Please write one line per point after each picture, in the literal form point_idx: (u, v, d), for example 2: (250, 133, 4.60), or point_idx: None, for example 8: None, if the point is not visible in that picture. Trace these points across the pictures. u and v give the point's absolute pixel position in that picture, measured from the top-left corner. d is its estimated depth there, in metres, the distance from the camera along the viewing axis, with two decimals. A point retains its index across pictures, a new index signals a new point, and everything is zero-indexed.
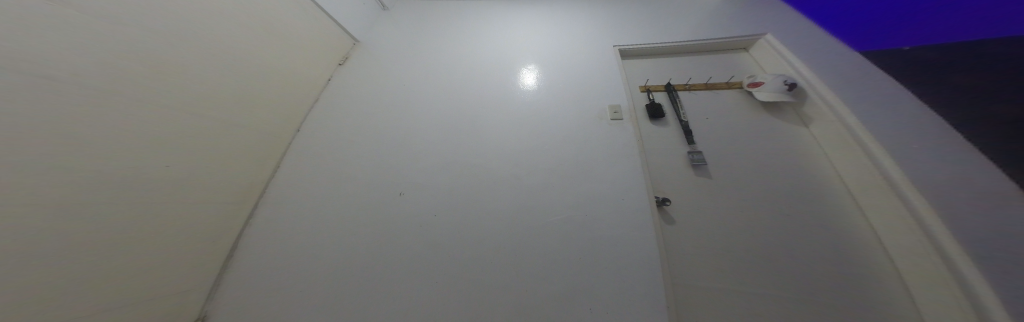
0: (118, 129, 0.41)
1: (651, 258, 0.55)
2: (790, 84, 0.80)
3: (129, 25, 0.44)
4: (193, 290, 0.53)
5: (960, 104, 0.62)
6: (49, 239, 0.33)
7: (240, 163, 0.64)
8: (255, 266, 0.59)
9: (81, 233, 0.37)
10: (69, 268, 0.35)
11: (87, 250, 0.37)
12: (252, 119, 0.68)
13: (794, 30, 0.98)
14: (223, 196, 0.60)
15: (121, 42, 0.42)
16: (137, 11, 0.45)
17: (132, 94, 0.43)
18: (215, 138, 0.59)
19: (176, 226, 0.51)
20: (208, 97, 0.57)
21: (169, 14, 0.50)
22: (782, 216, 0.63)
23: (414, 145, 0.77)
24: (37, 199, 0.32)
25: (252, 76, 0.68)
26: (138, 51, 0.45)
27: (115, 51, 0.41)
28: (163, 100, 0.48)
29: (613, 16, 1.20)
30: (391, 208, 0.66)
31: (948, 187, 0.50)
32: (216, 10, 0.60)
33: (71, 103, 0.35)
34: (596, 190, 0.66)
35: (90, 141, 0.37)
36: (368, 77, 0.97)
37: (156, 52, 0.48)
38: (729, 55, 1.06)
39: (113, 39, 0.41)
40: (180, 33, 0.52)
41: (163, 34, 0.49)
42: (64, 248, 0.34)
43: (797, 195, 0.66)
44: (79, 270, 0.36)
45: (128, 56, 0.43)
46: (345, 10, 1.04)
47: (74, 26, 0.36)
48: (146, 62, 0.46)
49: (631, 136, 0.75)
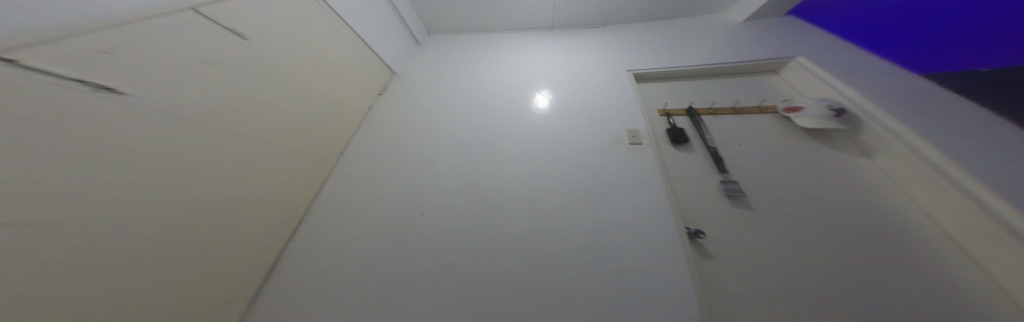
0: (197, 151, 0.48)
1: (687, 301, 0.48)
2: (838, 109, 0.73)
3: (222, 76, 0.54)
4: (236, 301, 0.56)
5: None
6: (119, 248, 0.37)
7: (296, 184, 0.72)
8: (286, 277, 0.63)
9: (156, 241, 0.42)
10: (132, 275, 0.39)
11: (148, 262, 0.41)
12: (310, 146, 0.79)
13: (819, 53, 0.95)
14: (276, 213, 0.66)
15: (215, 89, 0.53)
16: (233, 56, 0.57)
17: (219, 128, 0.53)
18: (280, 161, 0.68)
19: (240, 242, 0.57)
20: (280, 128, 0.68)
21: (254, 64, 0.62)
22: (846, 259, 0.54)
23: (435, 166, 0.83)
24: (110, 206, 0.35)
25: (312, 107, 0.80)
26: (228, 95, 0.55)
27: (204, 93, 0.51)
28: (244, 133, 0.58)
29: (626, 43, 1.26)
30: (410, 227, 0.68)
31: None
32: (291, 55, 0.74)
33: (151, 124, 0.41)
34: (617, 218, 0.63)
35: (172, 159, 0.44)
36: (401, 103, 1.11)
37: (243, 94, 0.59)
38: (755, 77, 1.03)
39: (205, 85, 0.51)
40: (262, 77, 0.63)
41: (246, 78, 0.60)
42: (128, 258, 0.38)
43: (859, 235, 0.57)
44: (142, 279, 0.40)
45: (218, 97, 0.53)
46: (386, 49, 1.23)
47: (176, 65, 0.46)
48: (234, 103, 0.56)
49: (652, 162, 0.73)
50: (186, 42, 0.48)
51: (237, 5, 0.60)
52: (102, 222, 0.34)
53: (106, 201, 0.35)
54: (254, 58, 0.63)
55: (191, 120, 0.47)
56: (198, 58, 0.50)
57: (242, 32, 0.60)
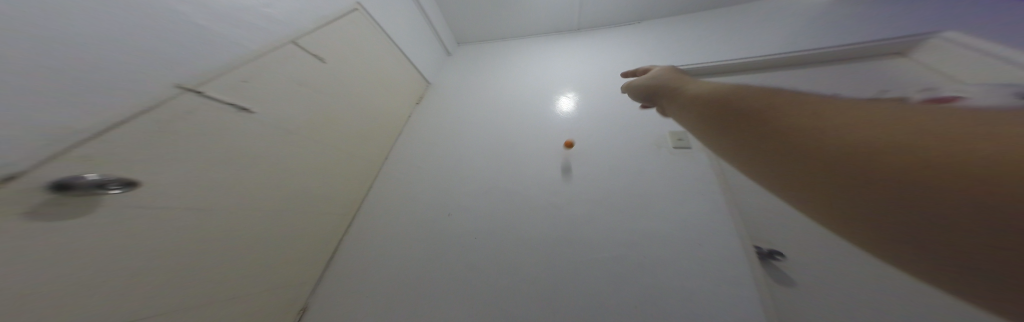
0: (284, 155, 0.60)
1: None
2: None
3: (306, 94, 0.67)
4: (303, 280, 0.66)
5: None
6: (227, 228, 0.48)
7: (354, 182, 0.84)
8: (340, 262, 0.73)
9: (251, 229, 0.52)
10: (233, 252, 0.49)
11: (246, 242, 0.52)
12: (367, 149, 0.91)
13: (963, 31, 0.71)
14: (338, 207, 0.77)
15: (300, 103, 0.65)
16: (316, 78, 0.70)
17: (302, 135, 0.65)
18: (343, 162, 0.80)
19: (309, 230, 0.68)
20: (345, 135, 0.81)
21: (328, 82, 0.75)
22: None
23: (463, 168, 0.87)
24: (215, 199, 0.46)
25: (368, 116, 0.93)
26: (309, 109, 0.68)
27: (294, 108, 0.63)
28: (319, 139, 0.71)
29: (668, 37, 1.13)
30: (440, 225, 0.73)
31: None
32: (354, 73, 0.87)
33: (251, 134, 0.52)
34: (658, 232, 0.56)
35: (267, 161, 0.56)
36: (434, 110, 1.21)
37: (319, 108, 0.71)
38: (857, 65, 0.81)
39: (294, 101, 0.63)
40: (332, 93, 0.76)
41: (321, 94, 0.72)
42: (229, 241, 0.48)
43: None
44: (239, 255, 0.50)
45: (301, 112, 0.65)
46: (423, 61, 1.36)
47: (276, 88, 0.58)
48: (313, 115, 0.69)
49: (704, 169, 0.63)
50: (286, 68, 0.61)
51: (320, 36, 0.73)
52: (207, 210, 0.45)
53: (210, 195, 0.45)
54: (329, 77, 0.75)
55: (281, 130, 0.59)
56: (288, 79, 0.62)
57: (324, 56, 0.74)
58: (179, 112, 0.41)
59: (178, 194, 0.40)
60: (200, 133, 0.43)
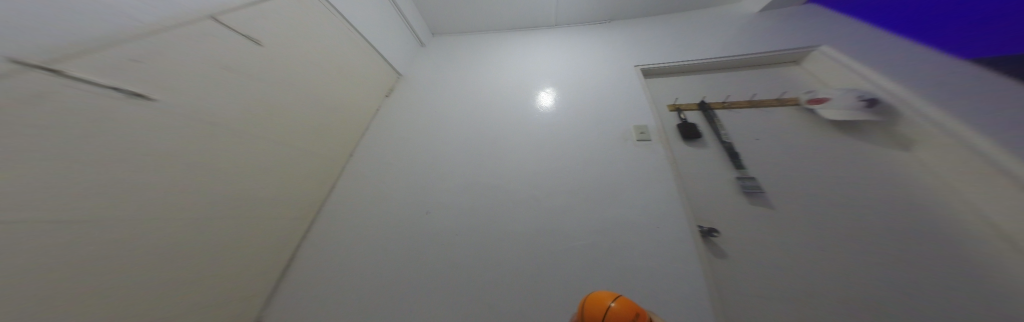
0: (214, 152, 0.50)
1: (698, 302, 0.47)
2: (868, 99, 0.69)
3: (235, 80, 0.56)
4: (255, 295, 0.59)
5: None
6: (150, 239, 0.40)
7: (307, 184, 0.76)
8: (302, 274, 0.66)
9: (177, 237, 0.44)
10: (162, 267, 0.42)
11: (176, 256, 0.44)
12: (324, 146, 0.83)
13: (842, 44, 0.90)
14: (289, 211, 0.69)
15: (227, 92, 0.54)
16: (250, 63, 0.60)
17: (235, 130, 0.55)
18: (294, 161, 0.71)
19: (257, 239, 0.60)
20: (296, 130, 0.72)
21: (267, 67, 0.64)
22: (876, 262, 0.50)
23: (441, 165, 0.84)
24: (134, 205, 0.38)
25: (323, 109, 0.83)
26: (241, 98, 0.57)
27: (219, 98, 0.52)
28: (261, 136, 0.61)
29: (633, 37, 1.23)
30: (418, 225, 0.70)
31: None
32: (300, 58, 0.75)
33: (170, 128, 0.43)
34: (625, 217, 0.62)
35: (187, 160, 0.45)
36: (407, 104, 1.13)
37: (255, 98, 0.60)
38: (774, 68, 0.98)
39: (220, 88, 0.52)
40: (273, 81, 0.65)
41: (257, 81, 0.61)
42: (146, 251, 0.39)
43: (891, 236, 0.53)
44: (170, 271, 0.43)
45: (230, 102, 0.54)
46: (392, 51, 1.25)
47: (190, 70, 0.47)
48: (248, 106, 0.58)
49: (661, 158, 0.71)
50: (202, 48, 0.50)
51: (249, 12, 0.61)
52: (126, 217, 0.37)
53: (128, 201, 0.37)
54: (266, 62, 0.64)
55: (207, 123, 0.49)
56: (205, 61, 0.50)
57: (258, 38, 0.63)
58: (60, 97, 0.30)
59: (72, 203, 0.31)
60: (78, 128, 0.31)
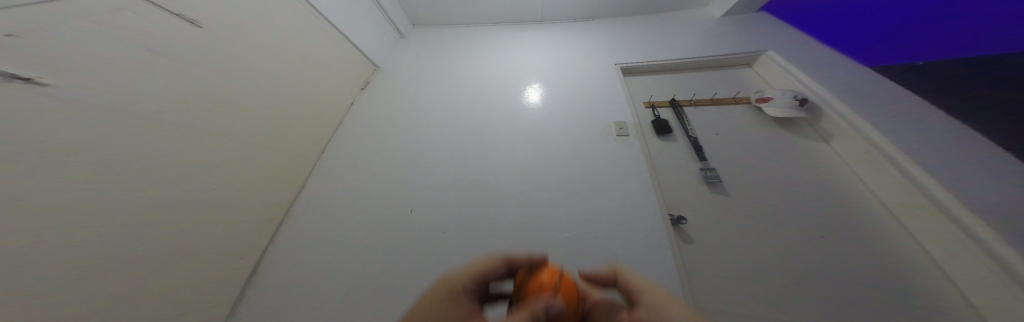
0: (152, 151, 0.44)
1: (667, 280, 0.53)
2: (801, 99, 0.80)
3: (162, 65, 0.47)
4: (214, 310, 0.52)
5: (979, 111, 0.62)
6: (99, 246, 0.36)
7: (273, 184, 0.69)
8: (271, 284, 0.60)
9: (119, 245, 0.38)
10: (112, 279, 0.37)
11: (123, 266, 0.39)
12: (288, 142, 0.75)
13: (786, 50, 1.03)
14: (253, 215, 0.62)
15: (153, 78, 0.45)
16: (188, 48, 0.51)
17: (171, 123, 0.47)
18: (253, 160, 0.63)
19: (219, 245, 0.54)
20: (251, 124, 0.64)
21: (204, 51, 0.55)
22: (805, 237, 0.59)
23: (425, 162, 0.81)
24: (77, 209, 0.33)
25: (286, 102, 0.75)
26: (173, 87, 0.48)
27: (144, 86, 0.44)
28: (207, 130, 0.53)
29: (613, 37, 1.28)
30: (402, 225, 0.67)
31: (985, 196, 0.49)
32: (250, 42, 0.66)
33: (92, 122, 0.36)
34: (604, 207, 0.66)
35: (117, 160, 0.39)
36: (386, 98, 1.06)
37: (195, 87, 0.52)
38: (733, 70, 1.09)
39: (142, 74, 0.44)
40: (215, 67, 0.56)
41: (193, 67, 0.52)
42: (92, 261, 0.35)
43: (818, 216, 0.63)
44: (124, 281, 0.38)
45: (162, 91, 0.46)
46: (367, 41, 1.16)
47: (102, 52, 0.39)
48: (186, 96, 0.50)
49: (638, 152, 0.76)
50: (113, 25, 0.41)
51: None
52: (69, 224, 0.33)
53: (68, 204, 0.32)
54: (204, 45, 0.55)
55: (135, 116, 0.42)
56: (112, 40, 0.41)
57: (195, 18, 0.54)
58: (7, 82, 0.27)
59: (25, 208, 0.28)
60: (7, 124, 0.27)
